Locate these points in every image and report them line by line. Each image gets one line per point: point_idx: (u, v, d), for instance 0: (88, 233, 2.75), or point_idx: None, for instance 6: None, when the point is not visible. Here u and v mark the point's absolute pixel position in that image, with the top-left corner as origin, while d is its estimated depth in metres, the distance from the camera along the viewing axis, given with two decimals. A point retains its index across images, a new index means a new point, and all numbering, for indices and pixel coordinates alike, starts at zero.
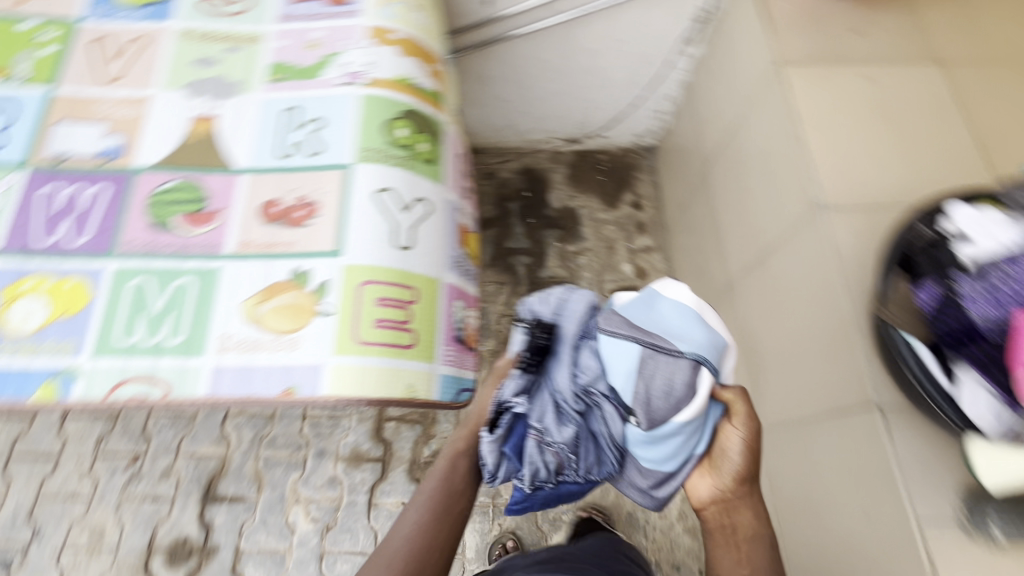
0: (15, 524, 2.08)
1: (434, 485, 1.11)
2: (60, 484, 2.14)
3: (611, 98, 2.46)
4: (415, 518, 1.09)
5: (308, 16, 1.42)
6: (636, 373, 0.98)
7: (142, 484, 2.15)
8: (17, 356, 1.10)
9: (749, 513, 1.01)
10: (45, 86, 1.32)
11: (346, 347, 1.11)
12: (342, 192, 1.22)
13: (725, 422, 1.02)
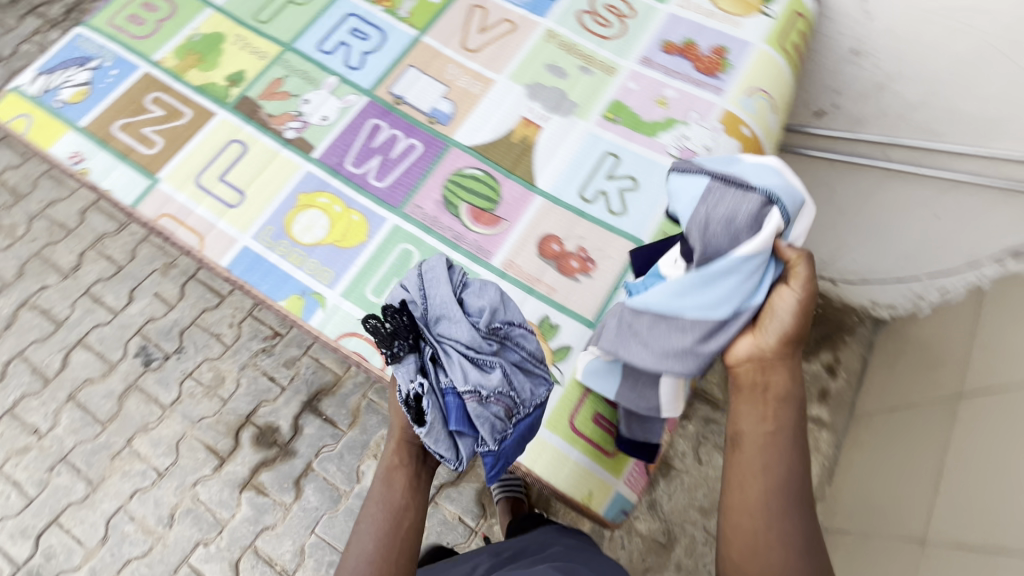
0: (169, 333, 2.18)
1: (381, 510, 0.94)
2: (215, 322, 2.20)
3: (879, 258, 2.04)
4: (364, 548, 0.92)
5: (668, 70, 1.35)
6: (698, 203, 0.92)
7: (270, 358, 2.16)
8: (285, 259, 1.16)
9: (784, 389, 0.88)
10: (416, 29, 1.39)
11: (556, 424, 1.04)
12: (622, 266, 1.16)
13: (781, 284, 0.89)
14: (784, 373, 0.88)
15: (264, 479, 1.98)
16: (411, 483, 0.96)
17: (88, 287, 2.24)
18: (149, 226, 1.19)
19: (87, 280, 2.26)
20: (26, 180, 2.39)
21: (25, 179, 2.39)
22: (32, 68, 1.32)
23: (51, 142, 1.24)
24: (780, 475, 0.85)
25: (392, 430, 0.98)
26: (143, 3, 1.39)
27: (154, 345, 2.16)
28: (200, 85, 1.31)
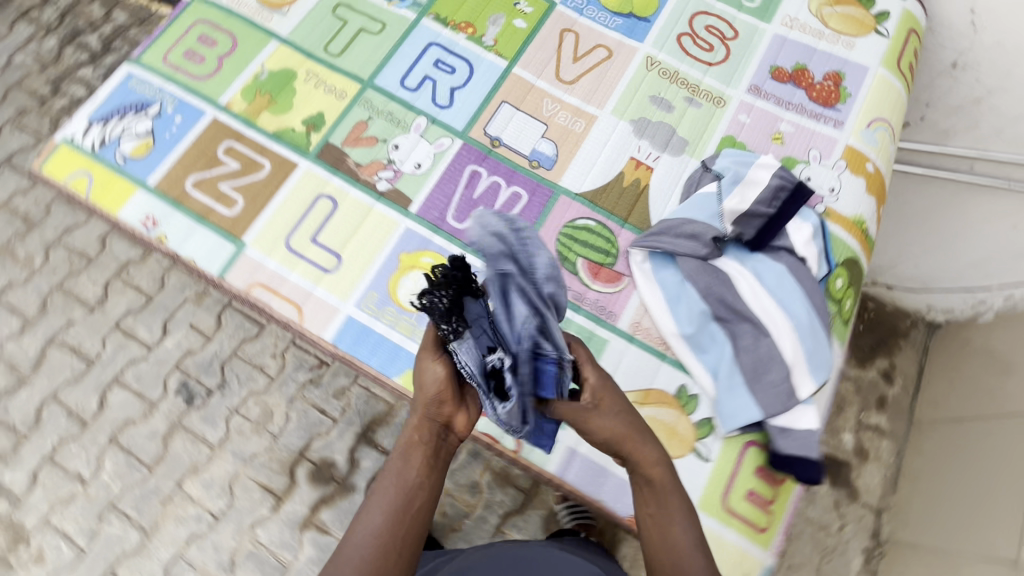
0: (210, 366, 1.69)
1: (394, 489, 0.80)
2: (256, 352, 1.71)
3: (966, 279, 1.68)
4: (368, 532, 0.77)
5: (779, 101, 1.26)
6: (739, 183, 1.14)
7: (319, 391, 1.69)
8: (394, 329, 1.07)
9: (619, 427, 0.82)
10: (506, 59, 1.26)
11: (709, 504, 0.98)
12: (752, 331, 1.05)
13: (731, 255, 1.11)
14: (612, 407, 0.83)
15: (324, 518, 1.54)
16: (428, 459, 0.82)
17: (118, 322, 1.74)
18: (239, 297, 1.08)
19: (117, 314, 1.74)
20: (39, 203, 1.87)
21: (35, 203, 1.87)
22: (84, 117, 1.18)
23: (119, 204, 1.11)
24: (671, 522, 0.80)
25: (416, 405, 0.84)
26: (198, 35, 1.25)
27: (196, 381, 1.68)
28: (276, 131, 1.18)
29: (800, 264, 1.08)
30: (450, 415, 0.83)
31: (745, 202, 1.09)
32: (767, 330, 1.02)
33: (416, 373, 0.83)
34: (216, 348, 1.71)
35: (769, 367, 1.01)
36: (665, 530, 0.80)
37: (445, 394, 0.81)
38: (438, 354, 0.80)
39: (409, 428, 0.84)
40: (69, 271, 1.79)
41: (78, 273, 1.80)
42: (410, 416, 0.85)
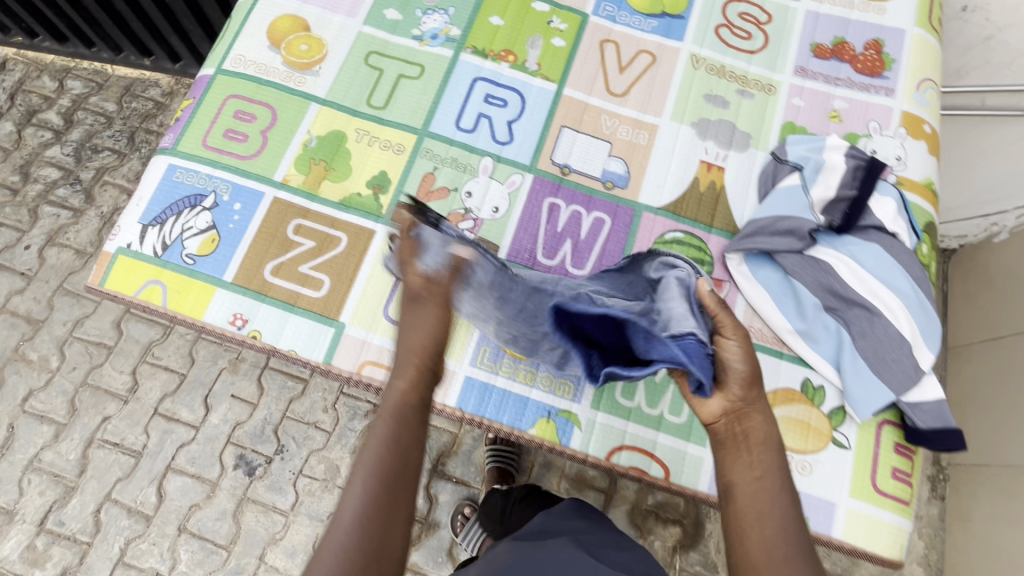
0: (263, 434, 1.68)
1: (387, 437, 0.76)
2: (307, 409, 1.71)
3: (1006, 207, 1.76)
4: (365, 483, 0.71)
5: (828, 78, 1.26)
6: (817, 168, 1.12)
7: None
8: (516, 380, 1.05)
9: (740, 368, 0.78)
10: (555, 82, 1.23)
11: (860, 491, 1.00)
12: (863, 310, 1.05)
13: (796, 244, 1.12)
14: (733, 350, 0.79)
15: (416, 561, 1.48)
16: (417, 410, 0.80)
17: (157, 408, 1.70)
18: (350, 380, 1.04)
19: (153, 400, 1.71)
20: (42, 302, 1.83)
21: (37, 303, 1.83)
22: (134, 221, 1.11)
23: (201, 307, 1.06)
24: (777, 489, 0.74)
25: (406, 362, 0.84)
26: (233, 112, 1.18)
27: (253, 453, 1.66)
28: (342, 200, 1.14)
29: (893, 239, 1.09)
30: (435, 365, 0.86)
31: (831, 189, 1.10)
32: (880, 312, 1.03)
33: (404, 332, 0.89)
34: (265, 414, 1.70)
35: (891, 347, 1.01)
36: (756, 495, 0.74)
37: (431, 338, 0.87)
38: (438, 304, 0.89)
39: (399, 383, 0.82)
40: (91, 366, 1.75)
41: (101, 366, 1.75)
42: (393, 371, 0.84)
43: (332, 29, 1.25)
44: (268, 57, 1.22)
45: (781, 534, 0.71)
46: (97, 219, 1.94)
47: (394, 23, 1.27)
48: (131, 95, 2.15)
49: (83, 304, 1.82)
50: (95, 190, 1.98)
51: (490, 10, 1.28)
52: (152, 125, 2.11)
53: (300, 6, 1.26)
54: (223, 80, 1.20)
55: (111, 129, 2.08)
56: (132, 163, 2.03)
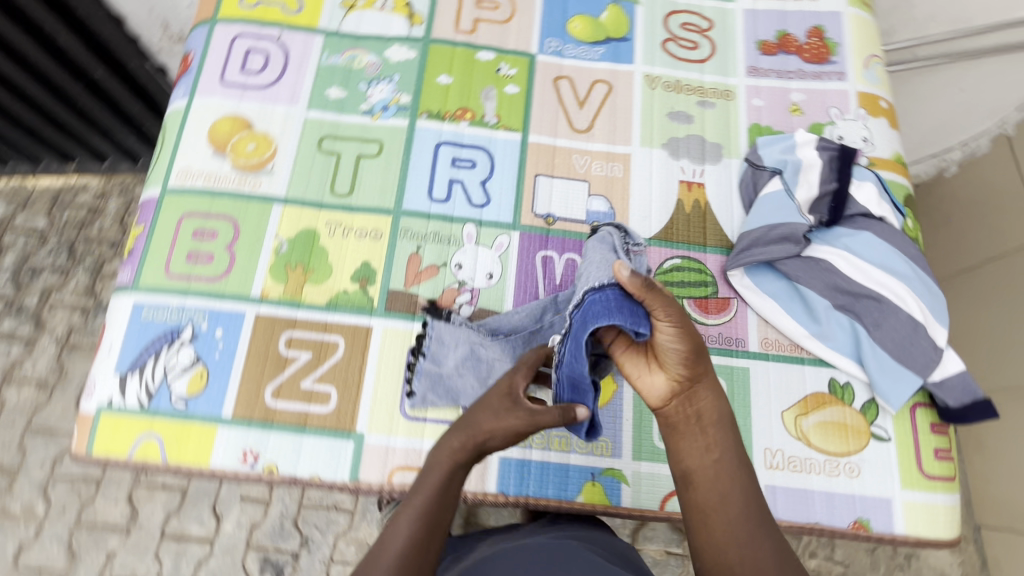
0: (284, 530, 1.59)
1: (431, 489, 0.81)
2: (324, 494, 1.63)
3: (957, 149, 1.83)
4: (408, 525, 0.77)
5: (781, 72, 1.27)
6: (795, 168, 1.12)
7: None
8: (552, 450, 1.02)
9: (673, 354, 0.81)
10: (518, 130, 1.20)
11: (912, 480, 1.01)
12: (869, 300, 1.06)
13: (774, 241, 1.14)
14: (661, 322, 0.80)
15: None
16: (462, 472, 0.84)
17: (164, 531, 1.58)
18: (383, 491, 0.99)
19: (157, 522, 1.59)
20: (12, 447, 1.69)
21: (7, 449, 1.68)
22: (110, 373, 1.02)
23: (207, 452, 0.98)
24: (730, 474, 0.83)
25: (465, 427, 0.86)
26: (191, 231, 1.10)
27: (277, 552, 1.57)
28: (329, 301, 1.07)
29: (881, 224, 1.10)
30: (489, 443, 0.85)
31: (814, 188, 1.10)
32: (888, 300, 1.03)
33: (469, 415, 0.88)
34: (281, 507, 1.62)
35: (905, 333, 1.02)
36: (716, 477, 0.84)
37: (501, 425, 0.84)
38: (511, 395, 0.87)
39: (452, 444, 0.85)
40: (83, 502, 1.62)
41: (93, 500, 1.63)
42: (449, 431, 0.88)
43: (276, 121, 1.19)
44: (215, 165, 1.15)
45: (743, 513, 0.81)
46: (53, 345, 1.81)
47: (339, 101, 1.21)
48: (61, 206, 2.00)
49: (59, 438, 1.70)
50: (44, 314, 1.85)
51: (435, 69, 1.23)
52: (90, 234, 1.97)
53: (237, 103, 1.19)
54: (173, 199, 1.12)
55: (47, 247, 1.94)
56: (79, 277, 1.90)
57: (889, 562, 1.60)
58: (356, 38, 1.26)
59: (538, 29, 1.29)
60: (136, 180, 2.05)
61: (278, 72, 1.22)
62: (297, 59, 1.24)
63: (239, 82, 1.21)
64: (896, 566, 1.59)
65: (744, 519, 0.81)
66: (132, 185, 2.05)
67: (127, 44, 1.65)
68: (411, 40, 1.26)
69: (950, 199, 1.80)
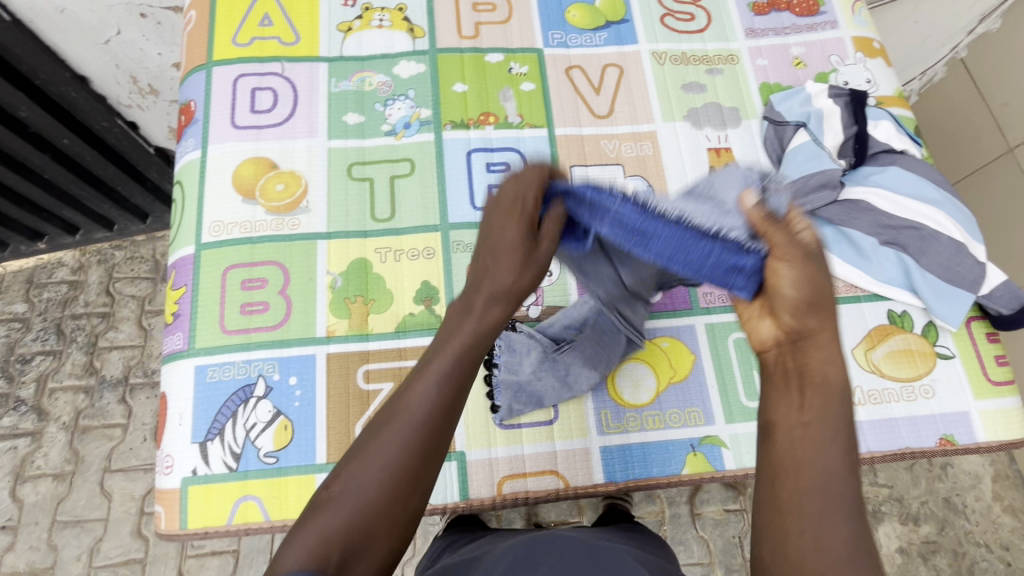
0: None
1: (449, 366, 0.58)
2: None
3: None
4: (417, 405, 0.57)
5: (778, 29, 1.32)
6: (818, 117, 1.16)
7: None
8: (648, 429, 1.03)
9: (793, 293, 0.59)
10: (543, 126, 1.21)
11: (982, 391, 1.07)
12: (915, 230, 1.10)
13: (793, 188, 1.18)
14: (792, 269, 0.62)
15: None
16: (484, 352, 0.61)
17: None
18: (496, 504, 0.98)
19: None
20: (41, 547, 1.60)
21: (37, 550, 1.59)
22: (188, 442, 0.98)
23: (310, 502, 0.96)
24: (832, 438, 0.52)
25: (489, 284, 0.62)
26: (239, 283, 1.07)
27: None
28: (398, 326, 1.06)
29: (904, 155, 1.16)
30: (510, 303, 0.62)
31: (839, 133, 1.15)
32: (928, 227, 1.08)
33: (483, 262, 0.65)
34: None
35: (950, 254, 1.07)
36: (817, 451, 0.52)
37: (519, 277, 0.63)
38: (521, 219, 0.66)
39: (478, 306, 0.61)
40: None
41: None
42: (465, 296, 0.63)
43: (300, 157, 1.15)
44: (248, 212, 1.11)
45: (820, 481, 0.50)
46: (62, 432, 1.71)
47: (359, 126, 1.19)
48: (37, 287, 1.89)
49: (90, 527, 1.61)
50: (44, 403, 1.74)
51: (449, 78, 1.23)
52: (76, 309, 1.86)
53: (256, 145, 1.15)
54: (212, 253, 1.09)
55: (33, 331, 1.83)
56: (74, 357, 1.79)
57: (928, 476, 1.69)
58: (361, 60, 1.23)
59: (538, 24, 1.30)
60: (114, 245, 1.94)
61: (290, 107, 1.19)
62: (306, 90, 1.20)
63: (253, 123, 1.17)
64: (934, 479, 1.68)
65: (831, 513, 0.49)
66: (110, 251, 1.93)
67: (97, 102, 1.57)
68: (418, 54, 1.24)
69: (925, 131, 1.87)
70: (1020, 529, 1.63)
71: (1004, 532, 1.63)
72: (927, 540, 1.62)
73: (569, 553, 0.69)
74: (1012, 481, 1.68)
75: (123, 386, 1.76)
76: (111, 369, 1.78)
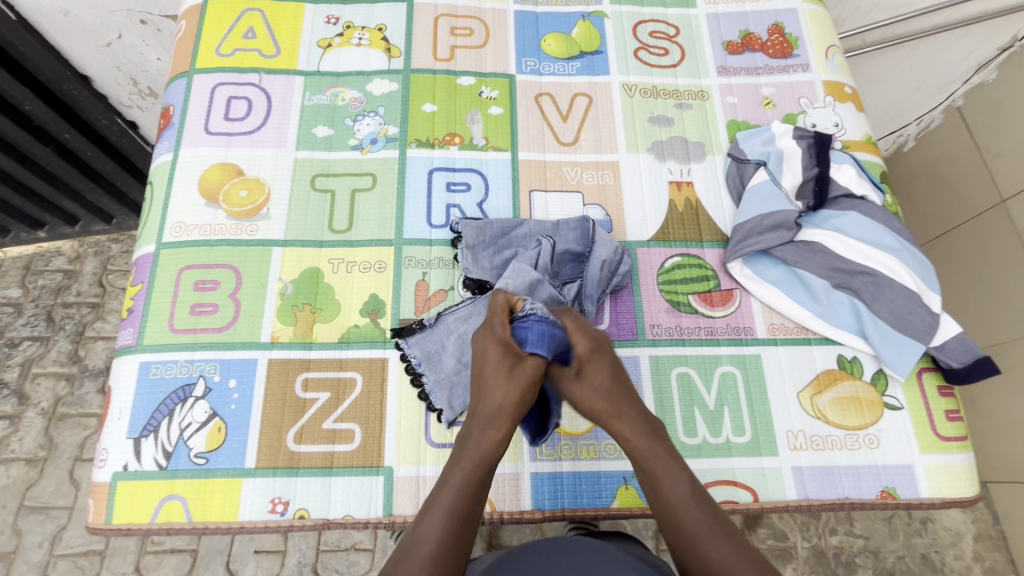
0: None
1: (456, 490, 0.80)
2: (341, 535, 1.56)
3: None
4: (433, 535, 0.75)
5: (750, 69, 1.33)
6: (777, 157, 1.17)
7: None
8: (581, 459, 1.02)
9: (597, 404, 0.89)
10: (507, 149, 1.23)
11: (930, 445, 1.04)
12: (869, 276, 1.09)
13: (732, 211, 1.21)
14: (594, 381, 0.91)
15: None
16: (491, 464, 0.84)
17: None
18: None
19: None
20: (5, 531, 1.55)
21: (0, 534, 1.55)
22: (123, 437, 1.00)
23: (233, 506, 0.96)
24: (668, 470, 0.82)
25: (486, 416, 0.87)
26: (192, 284, 1.09)
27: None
28: (342, 337, 1.07)
29: (864, 201, 1.15)
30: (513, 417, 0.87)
31: (798, 174, 1.15)
32: (882, 274, 1.08)
33: (480, 386, 0.91)
34: (298, 555, 1.53)
35: (903, 302, 1.06)
36: (658, 483, 0.82)
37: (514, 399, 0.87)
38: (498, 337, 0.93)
39: (483, 431, 0.86)
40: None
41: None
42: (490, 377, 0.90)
43: (266, 165, 1.19)
44: (209, 215, 1.14)
45: (675, 510, 0.79)
46: (40, 418, 1.66)
47: (327, 139, 1.22)
48: (34, 274, 1.84)
49: (55, 515, 1.57)
50: (27, 387, 1.70)
51: (419, 98, 1.26)
52: (68, 298, 1.80)
53: (225, 152, 1.19)
54: (170, 253, 1.11)
55: (24, 316, 1.78)
56: (60, 345, 1.74)
57: (906, 529, 1.63)
58: (337, 76, 1.27)
59: (514, 51, 1.33)
60: (112, 239, 1.91)
61: (262, 116, 1.23)
62: (280, 102, 1.24)
63: (225, 130, 1.21)
64: (911, 533, 1.62)
65: (701, 534, 0.76)
66: (107, 244, 1.89)
67: (97, 101, 1.56)
68: (392, 73, 1.28)
69: (914, 179, 1.86)
70: None
71: None
72: None
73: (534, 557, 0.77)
74: (993, 542, 1.61)
75: (104, 376, 1.72)
76: (94, 359, 1.74)
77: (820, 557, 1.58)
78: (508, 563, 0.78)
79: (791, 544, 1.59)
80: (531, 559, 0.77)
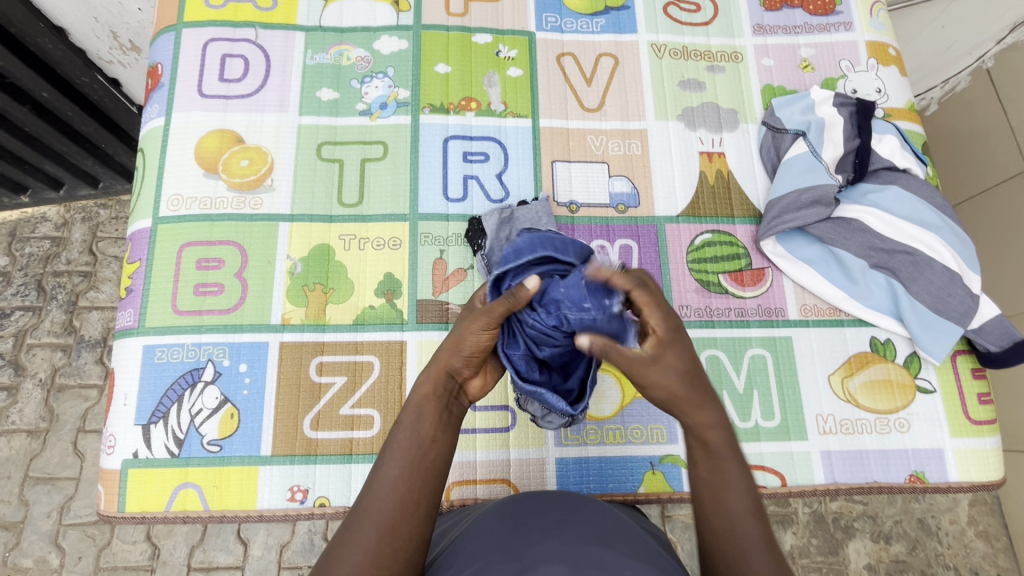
0: (315, 546, 1.51)
1: (411, 436, 0.66)
2: None
3: None
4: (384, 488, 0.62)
5: (790, 28, 1.23)
6: (816, 125, 1.09)
7: None
8: (607, 444, 1.00)
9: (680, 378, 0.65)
10: (528, 116, 1.14)
11: (961, 429, 1.03)
12: (906, 256, 1.03)
13: (766, 187, 1.15)
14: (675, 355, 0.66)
15: None
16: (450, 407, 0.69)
17: (190, 564, 1.49)
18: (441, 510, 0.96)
19: (182, 557, 1.49)
20: (12, 501, 1.53)
21: (7, 504, 1.53)
22: (131, 424, 0.95)
23: (251, 495, 0.94)
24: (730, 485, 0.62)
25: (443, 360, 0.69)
26: (194, 262, 1.02)
27: None
28: (356, 319, 1.02)
29: (907, 175, 1.08)
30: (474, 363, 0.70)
31: (838, 145, 1.07)
32: (922, 253, 1.02)
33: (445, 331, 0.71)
34: (307, 524, 1.53)
35: (942, 284, 1.01)
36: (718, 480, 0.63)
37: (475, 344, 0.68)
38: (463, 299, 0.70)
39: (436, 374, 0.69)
40: (99, 547, 1.50)
41: (110, 543, 1.52)
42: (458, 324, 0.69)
43: (268, 132, 1.09)
44: (208, 186, 1.06)
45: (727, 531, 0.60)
46: (39, 389, 1.61)
47: (333, 103, 1.13)
48: (20, 240, 1.75)
49: (62, 486, 1.55)
50: (22, 358, 1.64)
51: (432, 58, 1.15)
52: (58, 267, 1.72)
53: (222, 117, 1.09)
54: (168, 228, 1.04)
55: (13, 286, 1.70)
56: (54, 315, 1.67)
57: (905, 495, 1.62)
58: (341, 32, 1.16)
59: (533, 5, 1.21)
60: (100, 204, 1.80)
61: (261, 77, 1.12)
62: (280, 62, 1.14)
63: (221, 92, 1.10)
64: (910, 498, 1.62)
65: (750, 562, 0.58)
66: (95, 209, 1.78)
67: (75, 56, 1.42)
68: (400, 29, 1.17)
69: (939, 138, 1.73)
70: (991, 555, 1.59)
71: (975, 557, 1.58)
72: (896, 559, 1.57)
73: (544, 524, 0.66)
74: (989, 508, 1.62)
75: (102, 346, 1.66)
76: (90, 329, 1.67)
77: (820, 522, 1.59)
78: (518, 513, 0.70)
79: (792, 510, 1.60)
80: (546, 515, 0.69)
